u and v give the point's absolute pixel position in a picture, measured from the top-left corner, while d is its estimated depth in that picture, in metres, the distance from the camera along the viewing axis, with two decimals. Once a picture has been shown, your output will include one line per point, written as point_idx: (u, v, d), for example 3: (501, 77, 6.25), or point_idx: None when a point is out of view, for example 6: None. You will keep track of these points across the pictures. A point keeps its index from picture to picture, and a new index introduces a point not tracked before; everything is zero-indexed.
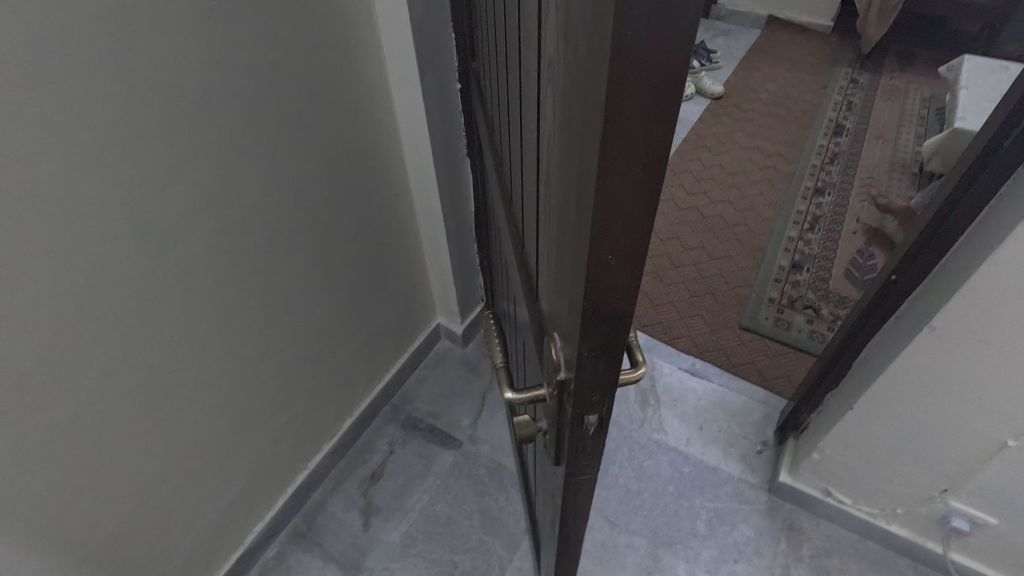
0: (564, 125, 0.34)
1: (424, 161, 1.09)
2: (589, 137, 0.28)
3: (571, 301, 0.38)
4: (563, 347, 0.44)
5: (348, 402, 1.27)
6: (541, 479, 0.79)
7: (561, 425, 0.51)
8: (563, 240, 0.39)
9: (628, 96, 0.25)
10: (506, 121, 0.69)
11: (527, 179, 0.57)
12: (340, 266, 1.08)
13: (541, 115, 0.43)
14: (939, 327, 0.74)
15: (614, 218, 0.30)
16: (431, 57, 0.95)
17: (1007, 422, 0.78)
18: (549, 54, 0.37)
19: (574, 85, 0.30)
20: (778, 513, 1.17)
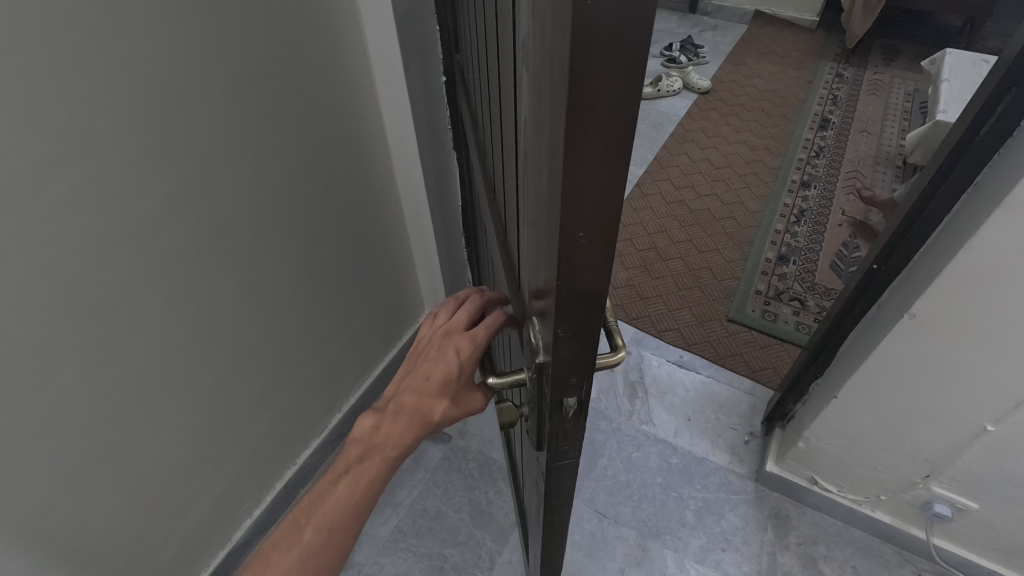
0: (537, 106, 0.34)
1: (410, 155, 1.08)
2: (557, 114, 0.28)
3: (547, 280, 0.38)
4: (541, 330, 0.45)
5: (337, 397, 1.27)
6: (527, 469, 0.80)
7: (542, 407, 0.52)
8: (539, 222, 0.39)
9: (592, 75, 0.25)
10: (490, 112, 0.68)
11: (509, 167, 0.57)
12: (326, 260, 1.08)
13: (519, 100, 0.44)
14: (918, 315, 0.75)
15: (583, 196, 0.30)
16: (416, 50, 0.94)
17: (986, 408, 0.79)
18: (524, 38, 0.37)
19: (544, 65, 0.30)
20: (765, 502, 1.18)
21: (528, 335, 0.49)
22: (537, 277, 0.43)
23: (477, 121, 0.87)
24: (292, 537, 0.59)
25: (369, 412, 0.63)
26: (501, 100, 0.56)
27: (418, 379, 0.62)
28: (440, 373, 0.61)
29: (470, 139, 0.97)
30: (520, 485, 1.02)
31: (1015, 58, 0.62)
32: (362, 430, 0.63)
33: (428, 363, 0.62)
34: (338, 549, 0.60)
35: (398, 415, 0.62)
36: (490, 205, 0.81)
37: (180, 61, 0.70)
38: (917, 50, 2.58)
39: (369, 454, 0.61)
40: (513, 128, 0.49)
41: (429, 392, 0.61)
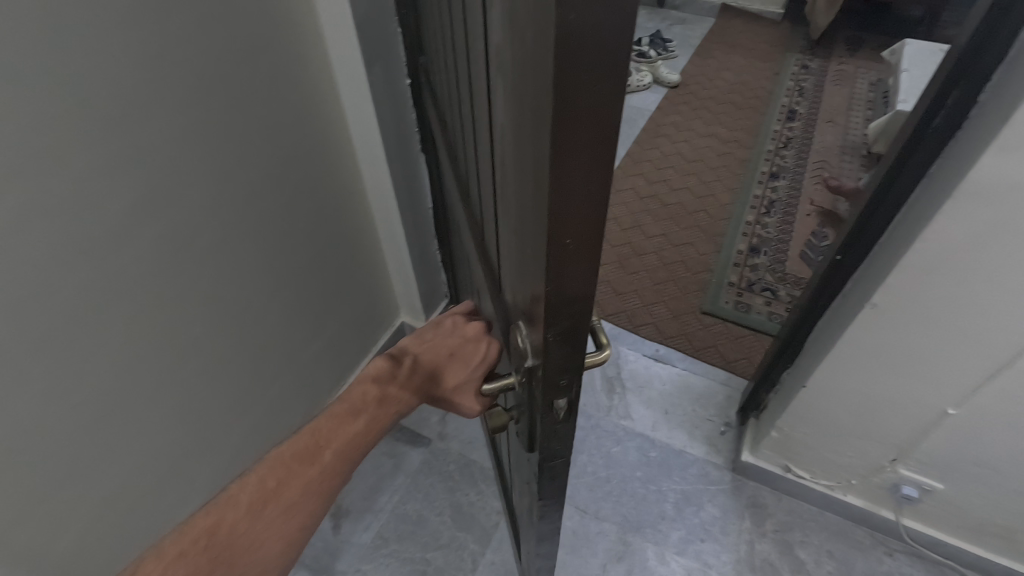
0: (517, 113, 0.34)
1: (378, 160, 1.07)
2: (541, 123, 0.28)
3: (536, 287, 0.38)
4: (530, 335, 0.45)
5: (313, 406, 1.25)
6: (516, 468, 0.81)
7: (532, 411, 0.52)
8: (523, 228, 0.39)
9: (576, 86, 0.25)
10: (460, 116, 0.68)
11: (483, 171, 0.57)
12: (296, 268, 1.06)
13: (493, 107, 0.44)
14: (879, 305, 0.77)
15: (572, 203, 0.31)
16: (378, 52, 0.93)
17: (947, 392, 0.81)
18: (497, 45, 0.37)
19: (523, 73, 0.30)
20: (742, 491, 1.20)
21: (517, 339, 0.49)
22: (524, 281, 0.43)
23: (447, 121, 0.87)
24: (312, 454, 0.62)
25: (387, 358, 0.67)
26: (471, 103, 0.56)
27: (444, 351, 0.67)
28: (467, 358, 0.66)
29: (440, 141, 0.97)
30: (509, 487, 1.03)
31: (963, 48, 0.63)
32: (377, 371, 0.67)
33: (456, 342, 0.67)
34: (331, 490, 0.62)
35: (415, 373, 0.67)
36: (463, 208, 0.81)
37: (131, 67, 0.67)
38: (880, 41, 2.63)
39: (383, 399, 0.66)
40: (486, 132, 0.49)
41: (450, 368, 0.66)
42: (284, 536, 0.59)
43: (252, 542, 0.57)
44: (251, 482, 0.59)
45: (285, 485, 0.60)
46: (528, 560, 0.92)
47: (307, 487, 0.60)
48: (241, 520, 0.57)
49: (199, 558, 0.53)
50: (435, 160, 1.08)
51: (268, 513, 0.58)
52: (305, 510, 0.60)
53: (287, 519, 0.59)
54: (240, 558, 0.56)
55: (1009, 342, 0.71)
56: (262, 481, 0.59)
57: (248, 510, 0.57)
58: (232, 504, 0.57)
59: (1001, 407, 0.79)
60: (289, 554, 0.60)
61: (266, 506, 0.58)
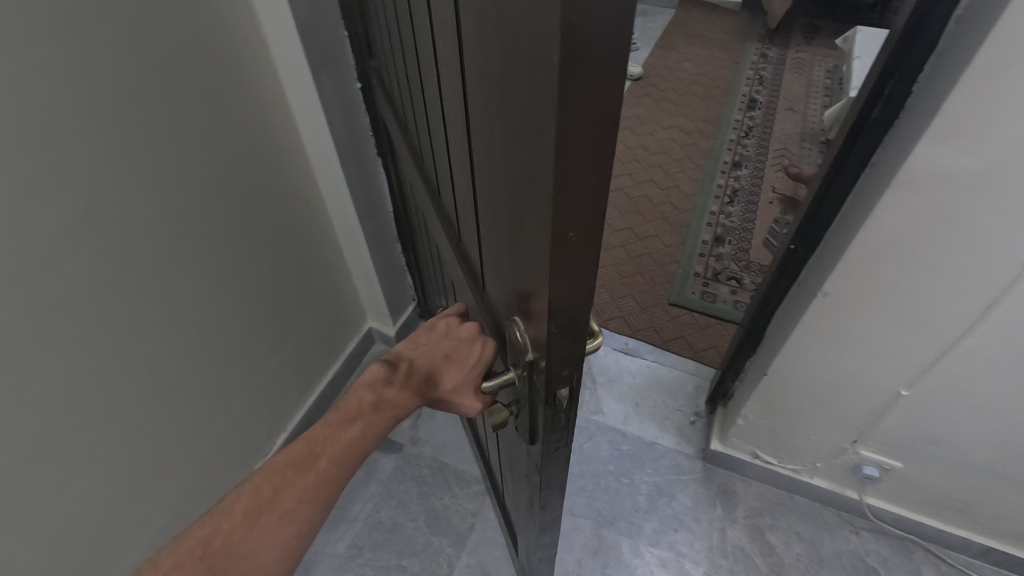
0: (506, 116, 0.34)
1: (332, 166, 1.05)
2: (541, 120, 0.29)
3: (536, 285, 0.39)
4: (528, 328, 0.45)
5: (279, 418, 1.23)
6: (511, 460, 0.80)
7: (533, 405, 0.52)
8: (517, 226, 0.39)
9: (580, 81, 0.26)
10: (422, 120, 0.68)
11: (456, 173, 0.57)
12: (253, 279, 1.04)
13: (470, 113, 0.44)
14: (831, 293, 0.78)
15: (575, 196, 0.31)
16: (323, 57, 0.91)
17: (898, 374, 0.83)
18: (473, 50, 0.38)
19: (517, 73, 0.30)
20: (713, 479, 1.22)
21: (513, 334, 0.49)
22: (519, 280, 0.43)
23: (404, 124, 0.86)
24: (307, 461, 0.58)
25: (382, 364, 0.64)
26: (438, 106, 0.55)
27: (439, 352, 0.63)
28: (463, 359, 0.62)
29: (397, 144, 0.96)
30: (501, 488, 1.04)
31: (900, 34, 0.61)
32: (372, 378, 0.64)
33: (451, 342, 0.63)
34: (329, 498, 0.59)
35: (411, 378, 0.63)
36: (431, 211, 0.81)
37: (57, 81, 0.65)
38: (834, 28, 2.68)
39: (379, 405, 0.63)
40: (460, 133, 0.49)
41: (445, 370, 0.62)
42: (283, 544, 0.55)
43: (248, 552, 0.53)
44: (245, 491, 0.56)
45: (281, 493, 0.56)
46: (526, 550, 0.93)
47: (304, 494, 0.57)
48: (236, 530, 0.54)
49: (194, 569, 0.50)
50: (393, 163, 1.07)
51: (264, 523, 0.55)
52: (303, 517, 0.57)
53: (284, 527, 0.55)
54: (237, 569, 0.52)
55: (951, 324, 0.74)
56: (256, 490, 0.56)
57: (243, 520, 0.54)
58: (228, 513, 0.54)
59: (950, 386, 0.81)
60: (288, 563, 0.56)
61: (263, 515, 0.55)
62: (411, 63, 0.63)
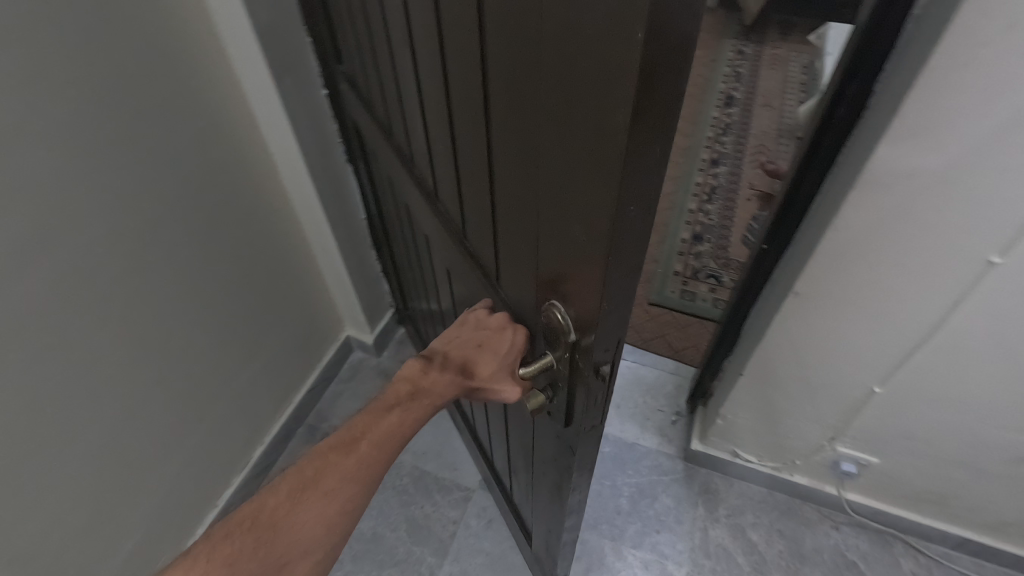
0: (552, 98, 0.35)
1: (300, 174, 1.03)
2: (611, 96, 0.30)
3: (586, 262, 0.40)
4: (572, 310, 0.45)
5: (254, 431, 1.21)
6: (529, 444, 0.79)
7: (571, 386, 0.53)
8: (561, 209, 0.40)
9: (657, 52, 0.27)
10: (416, 121, 0.67)
11: (465, 168, 0.57)
12: (222, 290, 1.02)
13: (494, 104, 0.45)
14: (801, 293, 0.78)
15: (641, 167, 0.32)
16: (286, 64, 0.89)
17: (871, 371, 0.84)
18: (509, 37, 0.38)
19: (576, 56, 0.31)
20: (695, 479, 1.22)
21: (549, 317, 0.49)
22: (559, 263, 0.44)
23: (381, 127, 0.85)
24: (349, 444, 0.58)
25: (419, 357, 0.64)
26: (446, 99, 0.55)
27: (471, 341, 0.61)
28: (496, 346, 0.59)
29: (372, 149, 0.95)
30: (509, 484, 1.05)
31: (858, 34, 0.61)
32: (410, 371, 0.64)
33: (483, 330, 0.61)
34: (371, 480, 0.57)
35: (446, 368, 0.62)
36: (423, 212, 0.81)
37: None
38: (809, 24, 2.70)
39: (417, 395, 0.62)
40: (479, 123, 0.49)
41: (479, 360, 0.59)
42: (327, 523, 0.53)
43: (294, 528, 0.52)
44: (291, 472, 0.55)
45: (325, 472, 0.55)
46: (542, 537, 0.93)
47: (346, 474, 0.56)
48: (283, 507, 0.52)
49: (240, 541, 0.50)
50: (365, 168, 1.06)
51: (309, 500, 0.53)
52: (346, 497, 0.55)
53: (327, 504, 0.54)
54: (282, 544, 0.51)
55: (921, 321, 0.74)
56: (300, 470, 0.55)
57: (288, 497, 0.53)
58: (274, 491, 0.54)
59: (922, 382, 0.82)
60: (333, 546, 0.54)
61: (307, 493, 0.53)
62: (405, 63, 0.63)
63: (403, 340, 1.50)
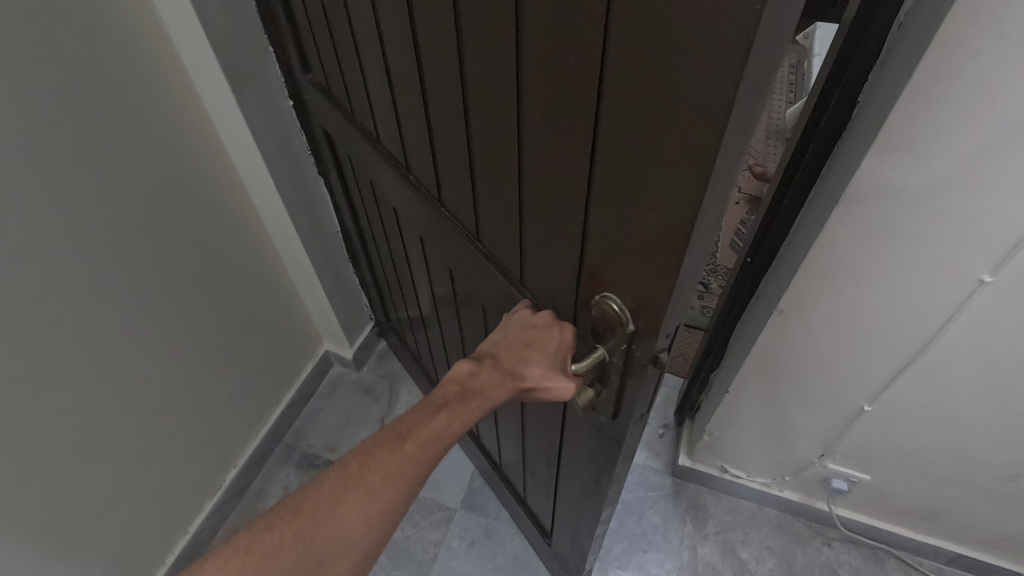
0: (624, 89, 0.37)
1: (268, 189, 0.98)
2: (710, 83, 0.32)
3: (661, 247, 0.42)
4: (633, 300, 0.48)
5: (227, 453, 1.17)
6: (557, 438, 0.80)
7: (624, 375, 0.55)
8: (629, 196, 0.42)
9: (763, 40, 0.29)
10: (421, 132, 0.69)
11: (487, 169, 0.58)
12: (187, 311, 0.97)
13: (532, 103, 0.46)
14: (786, 310, 0.75)
15: (731, 149, 0.35)
16: (247, 76, 0.85)
17: (861, 389, 0.81)
18: (560, 38, 0.39)
19: (662, 50, 0.33)
20: (683, 494, 1.18)
21: (602, 309, 0.51)
22: (621, 251, 0.46)
23: (367, 137, 0.83)
24: (394, 442, 0.56)
25: (468, 359, 0.61)
26: (462, 103, 0.56)
27: (518, 340, 0.59)
28: (543, 344, 0.58)
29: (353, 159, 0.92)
30: (524, 489, 1.05)
31: (840, 44, 0.57)
32: (459, 373, 0.61)
33: (532, 329, 0.59)
34: (415, 481, 0.55)
35: (496, 369, 0.59)
36: (422, 220, 0.81)
37: None
38: None
39: (465, 397, 0.59)
40: (512, 123, 0.50)
41: (528, 360, 0.58)
42: (367, 522, 0.53)
43: (334, 524, 0.52)
44: (336, 467, 0.55)
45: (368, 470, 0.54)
46: (569, 534, 0.93)
47: (388, 474, 0.54)
48: (325, 502, 0.53)
49: (282, 531, 0.51)
50: (339, 179, 1.03)
51: (350, 498, 0.53)
52: (387, 497, 0.54)
53: (368, 503, 0.53)
54: (322, 537, 0.52)
55: (911, 340, 0.70)
56: (345, 466, 0.55)
57: (331, 493, 0.53)
58: (319, 484, 0.54)
59: (914, 401, 0.79)
60: (374, 543, 0.54)
61: (348, 490, 0.53)
62: (407, 70, 0.63)
63: (384, 353, 1.46)
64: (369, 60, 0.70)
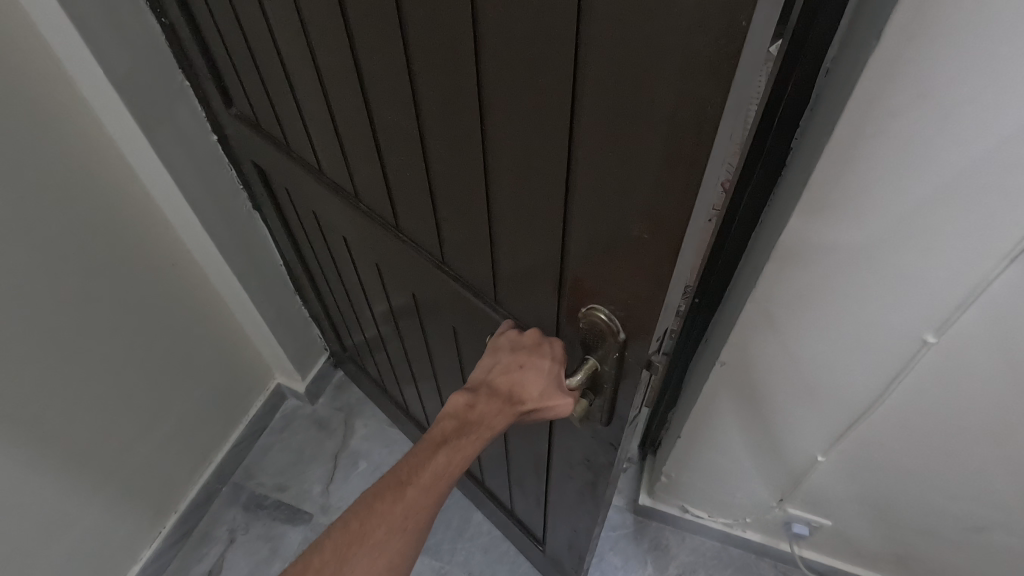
0: (604, 104, 0.36)
1: (195, 227, 0.93)
2: (697, 94, 0.32)
3: (652, 256, 0.42)
4: (621, 308, 0.47)
5: (166, 499, 1.11)
6: (545, 445, 0.77)
7: (616, 383, 0.54)
8: (613, 208, 0.41)
9: (750, 48, 0.29)
10: (368, 160, 0.66)
11: (449, 190, 0.57)
12: (108, 358, 0.93)
13: (500, 121, 0.45)
14: (729, 362, 0.71)
15: (720, 154, 0.34)
16: (160, 114, 0.80)
17: (813, 440, 0.76)
18: (529, 54, 0.39)
19: (645, 63, 0.33)
20: (645, 533, 1.14)
21: (591, 321, 0.50)
22: (606, 263, 0.45)
23: (310, 169, 0.79)
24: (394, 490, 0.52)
25: (463, 391, 0.58)
26: (416, 125, 0.54)
27: (512, 364, 0.57)
28: (539, 364, 0.56)
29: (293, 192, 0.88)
30: (511, 502, 1.03)
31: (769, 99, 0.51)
32: (455, 407, 0.58)
33: (522, 350, 0.57)
34: (420, 530, 0.52)
35: (493, 396, 0.57)
36: (377, 246, 0.78)
37: None
38: None
39: (465, 430, 0.56)
40: (477, 144, 0.49)
41: (527, 382, 0.55)
42: None
43: None
44: (334, 527, 0.50)
45: (370, 526, 0.49)
46: (565, 537, 0.90)
47: (394, 528, 0.50)
48: (327, 570, 0.47)
49: None
50: (277, 211, 0.98)
51: (355, 562, 0.48)
52: (395, 553, 0.49)
53: (374, 562, 0.49)
54: None
55: (858, 395, 0.66)
56: (345, 525, 0.50)
57: (332, 559, 0.48)
58: (316, 550, 0.49)
59: (868, 453, 0.74)
60: None
61: (351, 552, 0.48)
62: (349, 98, 0.60)
63: (342, 384, 1.41)
64: (307, 94, 0.67)
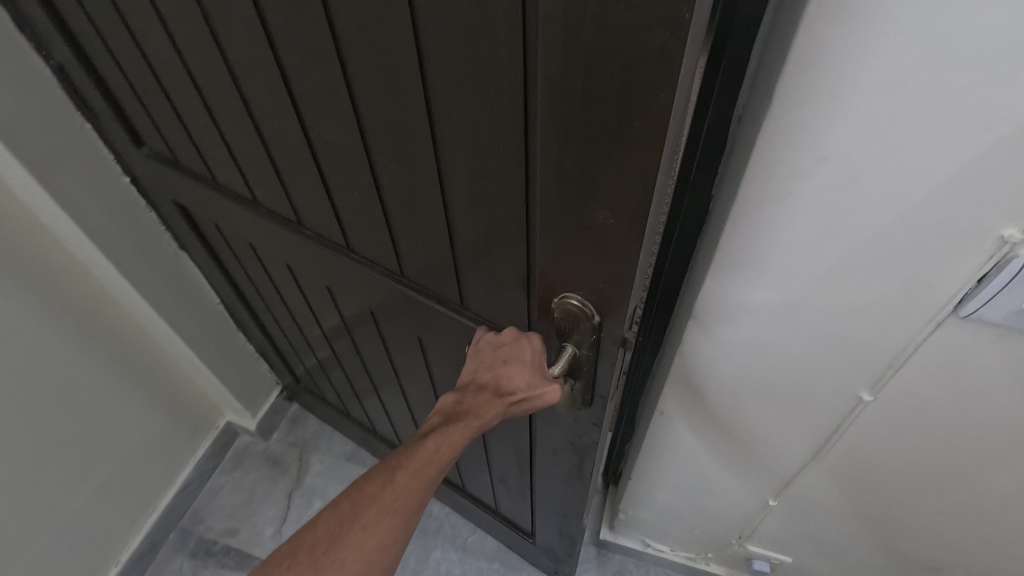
0: (550, 96, 0.33)
1: (110, 271, 0.87)
2: (648, 63, 0.29)
3: (617, 236, 0.39)
4: (591, 290, 0.44)
5: (103, 551, 1.06)
6: (525, 445, 0.73)
7: (595, 366, 0.51)
8: (570, 200, 0.38)
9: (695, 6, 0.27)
10: (305, 185, 0.61)
11: (391, 205, 0.53)
12: (31, 415, 0.87)
13: (436, 124, 0.41)
14: (667, 412, 0.68)
15: (675, 119, 0.32)
16: (54, 157, 0.75)
17: (762, 484, 0.73)
18: (453, 54, 0.35)
19: (586, 42, 0.30)
20: (608, 568, 1.10)
21: (564, 311, 0.46)
22: (570, 250, 0.42)
23: (241, 201, 0.73)
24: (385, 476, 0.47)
25: (452, 391, 0.54)
26: (355, 133, 0.48)
27: (497, 358, 0.53)
28: (520, 356, 0.52)
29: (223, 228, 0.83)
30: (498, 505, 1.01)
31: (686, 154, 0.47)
32: (444, 405, 0.54)
33: (503, 345, 0.53)
34: (411, 518, 0.46)
35: (481, 391, 0.52)
36: (321, 266, 0.73)
37: None
38: None
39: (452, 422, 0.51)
40: (413, 153, 0.45)
41: (512, 372, 0.51)
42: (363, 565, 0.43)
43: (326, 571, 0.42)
44: (328, 510, 0.46)
45: (361, 507, 0.45)
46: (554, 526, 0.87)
47: (383, 510, 0.45)
48: (314, 548, 0.44)
49: None
50: (208, 251, 0.94)
51: (343, 540, 0.44)
52: (384, 536, 0.45)
53: (363, 543, 0.44)
54: None
55: (802, 444, 0.62)
56: (337, 505, 0.46)
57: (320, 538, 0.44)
58: (310, 527, 0.45)
59: (820, 497, 0.71)
60: None
61: (340, 532, 0.44)
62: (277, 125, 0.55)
63: (297, 417, 1.36)
64: (229, 127, 0.61)
